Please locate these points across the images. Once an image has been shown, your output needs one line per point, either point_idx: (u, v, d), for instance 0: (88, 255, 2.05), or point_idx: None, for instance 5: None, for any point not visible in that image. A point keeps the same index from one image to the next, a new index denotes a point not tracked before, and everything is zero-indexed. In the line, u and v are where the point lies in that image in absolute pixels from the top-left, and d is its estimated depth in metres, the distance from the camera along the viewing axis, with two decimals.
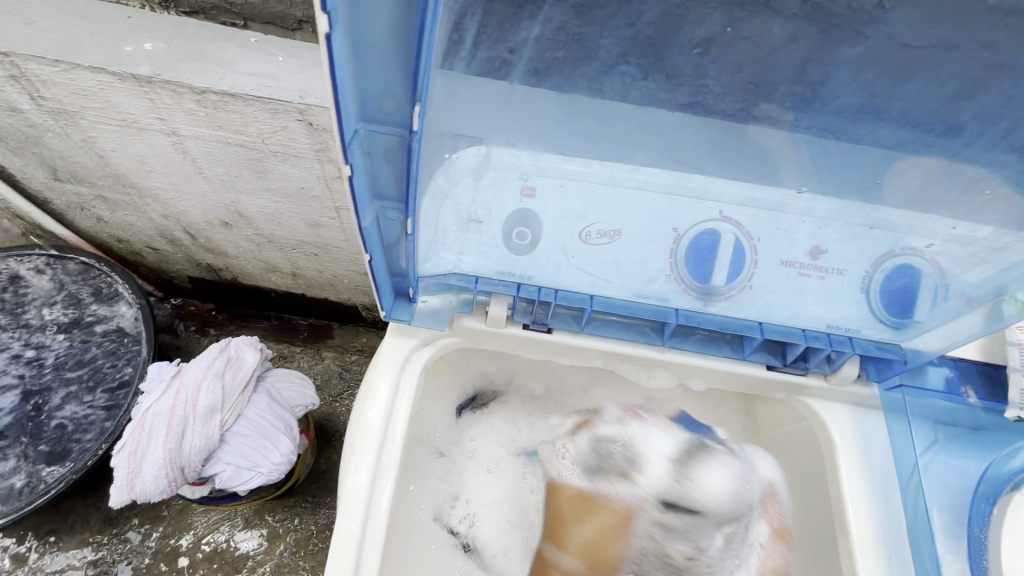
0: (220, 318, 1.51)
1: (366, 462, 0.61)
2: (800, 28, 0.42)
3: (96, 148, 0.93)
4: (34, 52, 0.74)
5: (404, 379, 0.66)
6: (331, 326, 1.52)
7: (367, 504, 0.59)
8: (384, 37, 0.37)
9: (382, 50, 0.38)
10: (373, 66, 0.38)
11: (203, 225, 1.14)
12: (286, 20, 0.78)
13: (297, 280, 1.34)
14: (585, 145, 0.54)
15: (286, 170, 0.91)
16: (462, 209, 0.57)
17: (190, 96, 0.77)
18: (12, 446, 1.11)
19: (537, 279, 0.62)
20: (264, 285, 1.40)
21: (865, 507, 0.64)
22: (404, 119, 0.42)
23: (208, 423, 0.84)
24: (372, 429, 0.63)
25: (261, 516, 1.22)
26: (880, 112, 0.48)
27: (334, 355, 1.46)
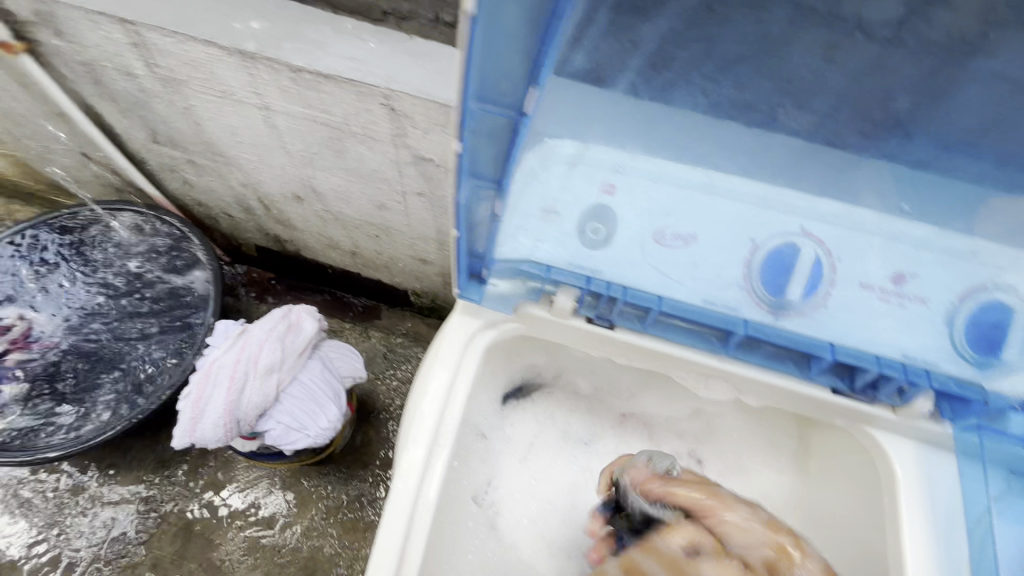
0: (280, 288, 1.59)
1: (422, 437, 0.63)
2: (908, 57, 0.41)
3: (194, 116, 1.00)
4: (157, 23, 0.81)
5: (465, 359, 0.68)
6: (380, 307, 1.56)
7: (421, 477, 0.61)
8: (515, 19, 0.37)
9: (511, 29, 0.38)
10: (498, 49, 0.39)
11: (278, 198, 1.21)
12: (372, 10, 0.82)
13: (355, 259, 1.39)
14: (675, 144, 0.54)
15: (362, 152, 0.96)
16: (541, 199, 0.59)
17: (286, 74, 0.83)
18: (91, 379, 1.22)
19: (607, 275, 0.62)
20: (324, 261, 1.47)
21: (927, 551, 0.60)
22: (516, 101, 0.43)
23: (265, 381, 0.89)
24: (432, 405, 0.65)
25: (298, 479, 1.28)
26: (981, 147, 0.46)
27: (381, 335, 1.51)
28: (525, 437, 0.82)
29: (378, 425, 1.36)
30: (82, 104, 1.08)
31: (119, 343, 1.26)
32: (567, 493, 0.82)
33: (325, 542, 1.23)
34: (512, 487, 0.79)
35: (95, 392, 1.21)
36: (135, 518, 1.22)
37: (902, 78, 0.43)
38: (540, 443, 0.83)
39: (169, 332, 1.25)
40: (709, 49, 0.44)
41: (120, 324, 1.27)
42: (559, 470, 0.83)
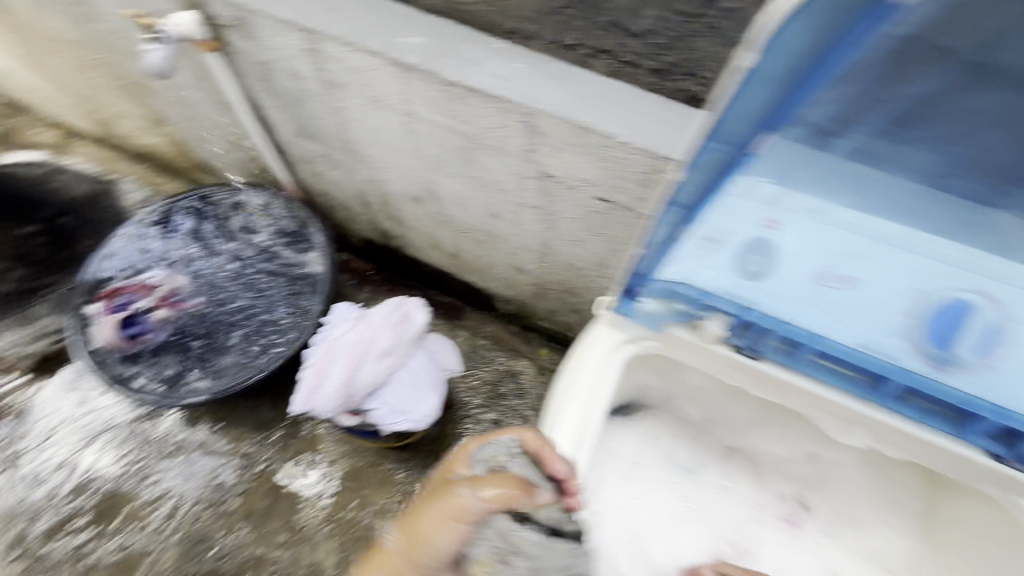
0: (376, 278, 1.70)
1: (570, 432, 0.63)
2: None
3: (343, 116, 1.11)
4: (335, 34, 0.92)
5: (610, 369, 0.67)
6: (466, 309, 1.63)
7: (568, 469, 0.62)
8: (775, 72, 0.44)
9: (766, 82, 0.45)
10: (748, 96, 0.46)
11: (398, 196, 1.30)
12: (496, 30, 0.94)
13: (454, 260, 1.47)
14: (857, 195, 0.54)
15: (490, 162, 1.02)
16: (719, 224, 0.58)
17: (439, 86, 0.90)
18: (219, 337, 1.36)
19: (762, 305, 0.59)
20: (423, 258, 1.56)
21: None
22: (744, 140, 0.49)
23: (379, 363, 0.97)
24: (578, 401, 0.65)
25: (379, 460, 1.35)
26: None
27: (465, 335, 1.57)
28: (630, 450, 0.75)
29: (456, 421, 1.41)
30: (248, 98, 1.22)
31: (246, 308, 1.40)
32: (666, 525, 0.72)
33: None
34: (612, 501, 0.70)
35: (223, 352, 1.34)
36: (236, 472, 1.34)
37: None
38: (640, 466, 0.74)
39: (291, 303, 1.37)
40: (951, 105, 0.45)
41: (247, 291, 1.41)
42: (661, 496, 0.74)
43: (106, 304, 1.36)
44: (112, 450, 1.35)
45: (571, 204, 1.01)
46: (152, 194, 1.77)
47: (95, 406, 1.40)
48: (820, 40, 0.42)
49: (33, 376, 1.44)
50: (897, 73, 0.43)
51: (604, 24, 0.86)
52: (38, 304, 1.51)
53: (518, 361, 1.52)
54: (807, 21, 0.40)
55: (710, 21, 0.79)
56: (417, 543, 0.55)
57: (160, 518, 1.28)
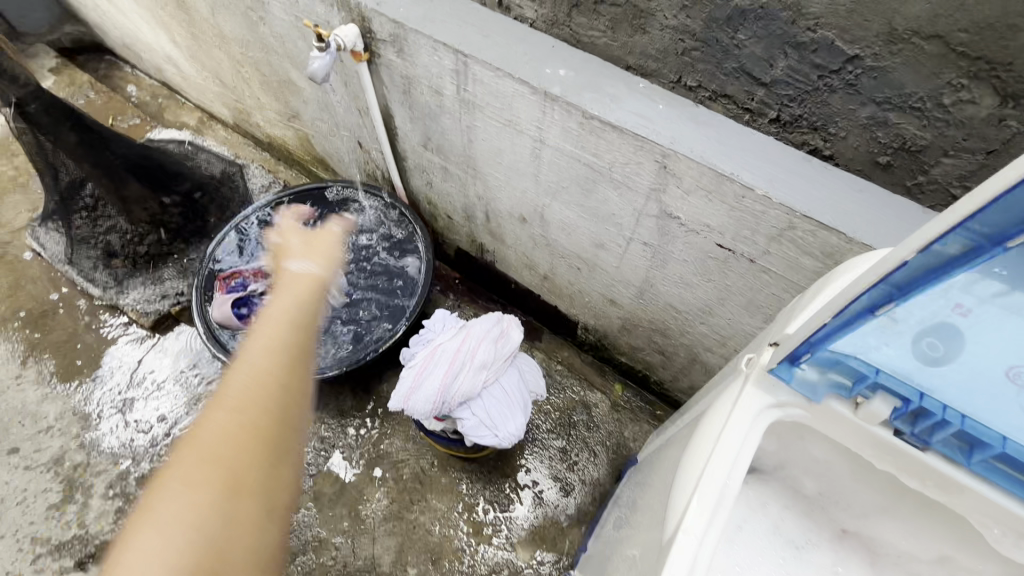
0: (462, 287, 1.75)
1: (704, 513, 0.50)
2: None
3: (471, 134, 1.16)
4: (485, 59, 0.97)
5: (754, 441, 0.53)
6: (544, 330, 1.64)
7: (698, 551, 0.49)
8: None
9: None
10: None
11: (504, 215, 1.34)
12: (619, 62, 0.98)
13: (544, 282, 1.49)
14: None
15: (609, 196, 1.03)
16: (914, 304, 0.45)
17: (577, 118, 0.93)
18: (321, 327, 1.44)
19: (945, 397, 0.45)
20: (512, 276, 1.58)
21: None
22: (1001, 235, 0.37)
23: (476, 374, 0.99)
24: (715, 470, 0.52)
25: (445, 467, 1.38)
26: None
27: (542, 356, 1.58)
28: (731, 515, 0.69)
29: (525, 442, 1.42)
30: (383, 107, 1.31)
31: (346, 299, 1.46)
32: None
33: (456, 534, 1.30)
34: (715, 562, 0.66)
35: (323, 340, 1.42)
36: (313, 453, 1.40)
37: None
38: (741, 534, 0.69)
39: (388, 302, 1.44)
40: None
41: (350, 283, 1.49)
42: (764, 566, 0.67)
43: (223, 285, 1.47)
44: None
45: (687, 246, 1.00)
46: (274, 182, 1.93)
47: (202, 368, 1.53)
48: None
49: (152, 332, 1.59)
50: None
51: (732, 69, 0.86)
52: (165, 268, 1.66)
53: (592, 393, 1.51)
54: None
55: (847, 76, 0.78)
56: (320, 256, 0.88)
57: None
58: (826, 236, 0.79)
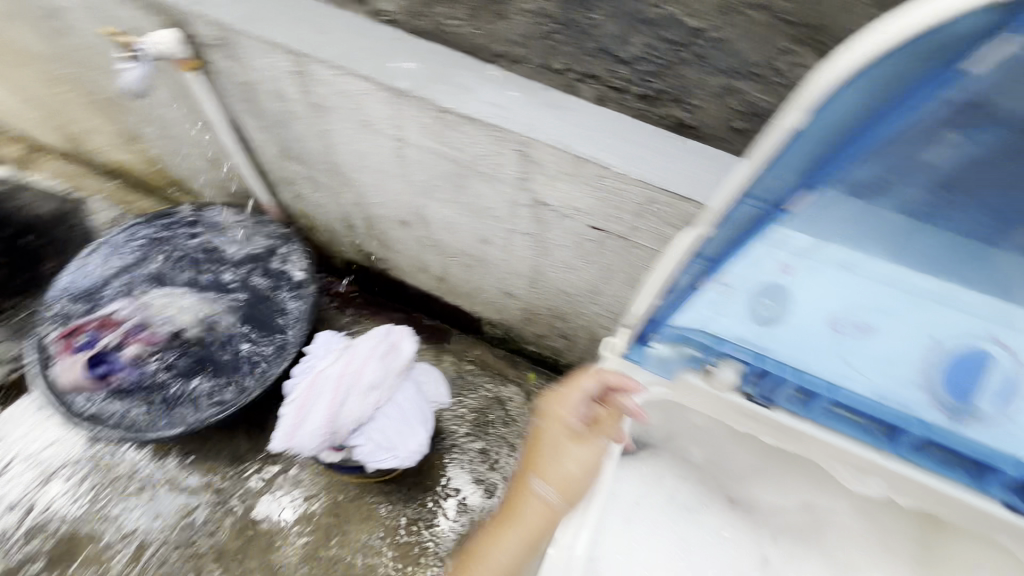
0: (360, 300, 1.63)
1: (573, 509, 0.54)
2: None
3: (330, 139, 1.08)
4: (324, 57, 0.89)
5: (606, 432, 0.58)
6: (451, 331, 1.59)
7: (574, 545, 0.52)
8: (831, 126, 0.37)
9: (815, 138, 0.38)
10: (797, 148, 0.39)
11: (384, 220, 1.27)
12: (484, 52, 0.88)
13: (440, 284, 1.44)
14: (899, 240, 0.43)
15: (481, 189, 1.00)
16: (747, 269, 0.47)
17: (432, 112, 0.88)
18: (198, 369, 1.25)
19: (778, 355, 0.48)
20: (409, 281, 1.52)
21: None
22: (781, 196, 0.41)
23: (364, 397, 0.93)
24: (574, 466, 0.57)
25: (361, 494, 1.30)
26: None
27: (452, 360, 1.53)
28: (631, 496, 0.67)
29: (443, 450, 1.37)
30: (230, 118, 1.18)
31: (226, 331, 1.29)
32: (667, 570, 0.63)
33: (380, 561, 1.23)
34: (613, 544, 0.63)
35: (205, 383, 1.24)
36: (208, 509, 1.26)
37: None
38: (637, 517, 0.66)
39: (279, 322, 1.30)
40: (994, 187, 0.38)
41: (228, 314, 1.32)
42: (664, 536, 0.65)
43: (69, 344, 1.25)
44: (75, 485, 1.27)
45: (564, 231, 0.99)
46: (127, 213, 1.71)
47: (59, 438, 1.32)
48: (885, 91, 0.36)
49: None
50: (944, 131, 0.37)
51: (592, 50, 0.80)
52: None
53: (506, 387, 1.48)
54: (871, 77, 0.35)
55: None
56: (578, 476, 0.56)
57: (124, 561, 1.20)
58: (684, 206, 0.80)
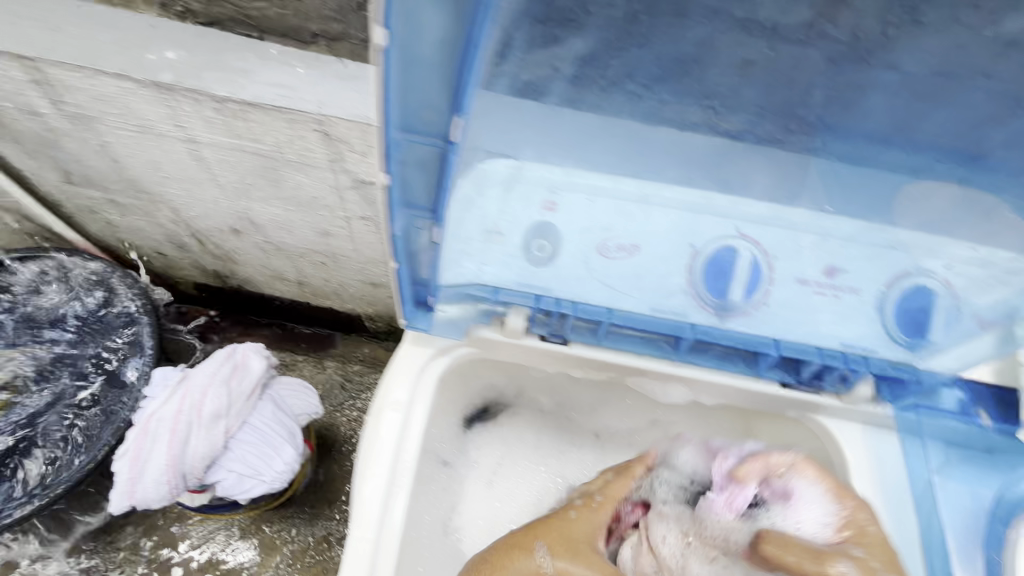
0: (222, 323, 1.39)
1: (378, 477, 0.45)
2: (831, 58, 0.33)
3: (111, 152, 0.94)
4: (59, 58, 0.75)
5: (420, 389, 0.49)
6: (334, 335, 1.40)
7: (381, 517, 0.44)
8: (438, 47, 0.25)
9: (427, 62, 0.25)
10: (417, 81, 0.26)
11: (211, 232, 1.12)
12: (301, 33, 0.79)
13: (304, 288, 1.28)
14: (591, 136, 0.40)
15: (300, 179, 0.91)
16: (482, 212, 0.42)
17: (209, 104, 0.78)
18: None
19: (558, 291, 0.46)
20: (273, 292, 1.32)
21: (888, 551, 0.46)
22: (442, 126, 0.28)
23: (212, 429, 0.83)
24: (383, 439, 0.46)
25: (259, 525, 1.15)
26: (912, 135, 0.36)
27: (337, 364, 1.37)
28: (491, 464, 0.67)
29: (343, 459, 1.24)
30: None
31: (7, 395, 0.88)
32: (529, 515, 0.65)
33: None
34: (474, 511, 0.63)
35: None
36: None
37: (814, 87, 0.35)
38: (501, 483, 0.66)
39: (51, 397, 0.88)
40: (620, 66, 0.35)
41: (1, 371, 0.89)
42: (527, 482, 0.67)
43: None
44: None
45: None
46: None
47: None
48: None
49: None
50: None
51: None
52: None
53: None
54: None
55: None
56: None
57: None
58: None
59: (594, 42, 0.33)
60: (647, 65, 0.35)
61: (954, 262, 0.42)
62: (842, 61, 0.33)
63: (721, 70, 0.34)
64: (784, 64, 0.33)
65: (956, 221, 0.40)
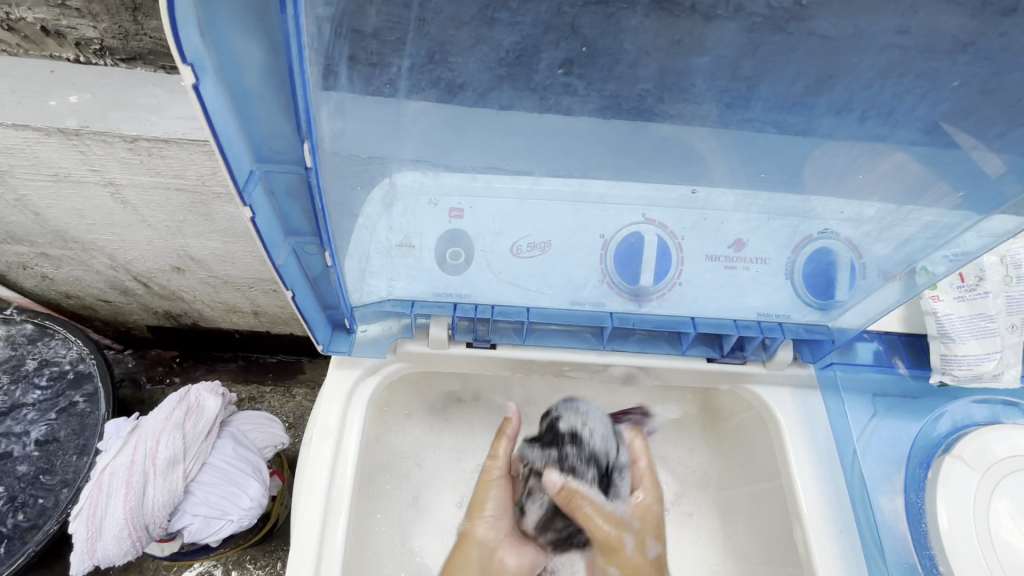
0: (187, 364, 1.25)
1: (315, 505, 0.46)
2: (732, 45, 0.32)
3: (31, 206, 0.79)
4: None
5: (353, 412, 0.50)
6: (300, 361, 1.26)
7: (319, 547, 0.44)
8: (258, 76, 0.26)
9: (258, 91, 0.26)
10: (252, 108, 0.27)
11: (153, 272, 0.96)
12: None
13: (261, 319, 1.12)
14: (450, 146, 0.38)
15: (233, 211, 0.77)
16: (380, 235, 0.42)
17: (122, 145, 0.66)
18: None
19: (473, 298, 0.47)
20: (228, 326, 1.16)
21: (821, 507, 0.47)
22: (297, 154, 0.29)
23: (169, 476, 0.77)
24: (317, 472, 0.47)
25: (241, 565, 0.96)
26: (830, 102, 0.35)
27: (307, 390, 1.21)
28: (456, 468, 0.65)
29: None
30: None
31: None
32: None
33: None
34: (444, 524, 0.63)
35: None
36: None
37: (640, 83, 0.34)
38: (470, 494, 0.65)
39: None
40: (507, 63, 0.33)
41: None
42: None
43: None
44: None
45: None
46: None
47: None
48: None
49: None
50: None
51: None
52: None
53: None
54: None
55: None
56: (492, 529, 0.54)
57: None
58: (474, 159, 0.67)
59: (409, 63, 0.32)
60: (485, 65, 0.33)
61: (831, 223, 0.42)
62: (669, 46, 0.32)
63: (550, 70, 0.33)
64: (609, 61, 0.33)
65: (826, 182, 0.40)
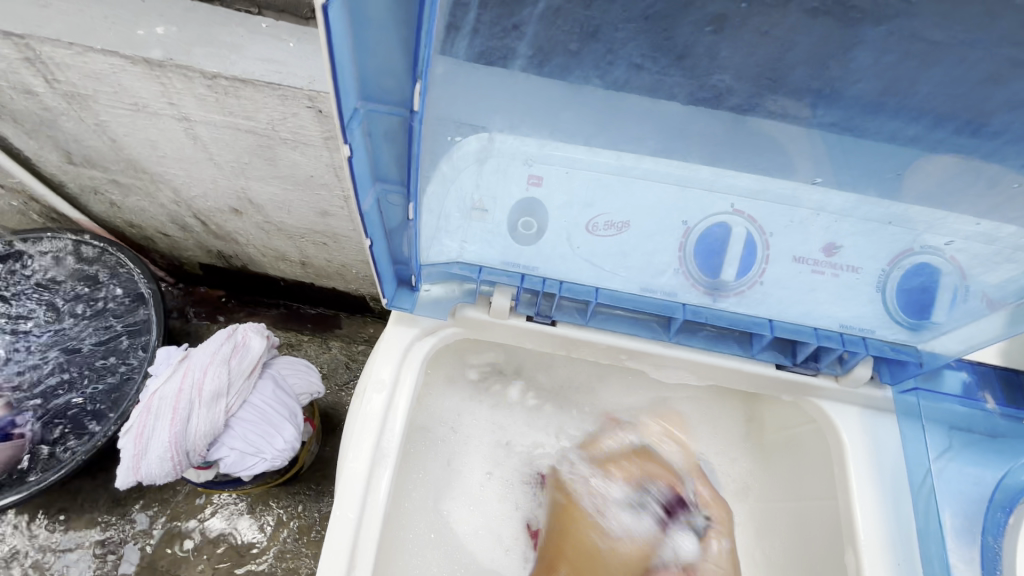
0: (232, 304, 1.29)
1: (363, 457, 0.46)
2: (906, 21, 0.28)
3: (109, 132, 0.81)
4: (49, 34, 0.64)
5: (405, 371, 0.50)
6: (338, 316, 1.28)
7: (363, 501, 0.45)
8: (383, 5, 0.24)
9: (379, 22, 0.25)
10: (369, 39, 0.26)
11: (213, 211, 0.98)
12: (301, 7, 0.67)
13: (307, 270, 1.14)
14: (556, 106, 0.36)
15: (295, 158, 0.77)
16: (460, 192, 0.41)
17: (201, 81, 0.66)
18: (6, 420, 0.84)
19: (542, 271, 0.45)
20: (275, 273, 1.18)
21: (880, 538, 0.45)
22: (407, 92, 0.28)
23: (213, 408, 0.79)
24: (365, 428, 0.47)
25: (264, 502, 0.98)
26: (1000, 98, 0.30)
27: (342, 344, 1.24)
28: (492, 440, 0.65)
29: None
30: None
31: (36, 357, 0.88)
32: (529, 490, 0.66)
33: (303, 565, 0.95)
34: (470, 494, 0.63)
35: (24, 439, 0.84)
36: None
37: (790, 54, 0.31)
38: (501, 469, 0.64)
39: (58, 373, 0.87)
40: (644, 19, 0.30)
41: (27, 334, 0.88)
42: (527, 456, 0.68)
43: None
44: None
45: None
46: None
47: None
48: None
49: None
50: None
51: None
52: None
53: None
54: None
55: None
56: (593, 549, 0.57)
57: None
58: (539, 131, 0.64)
59: (542, 10, 0.30)
60: (616, 21, 0.30)
61: (954, 238, 0.38)
62: (832, 16, 0.28)
63: (694, 27, 0.30)
64: (760, 28, 0.29)
65: (961, 190, 0.36)
